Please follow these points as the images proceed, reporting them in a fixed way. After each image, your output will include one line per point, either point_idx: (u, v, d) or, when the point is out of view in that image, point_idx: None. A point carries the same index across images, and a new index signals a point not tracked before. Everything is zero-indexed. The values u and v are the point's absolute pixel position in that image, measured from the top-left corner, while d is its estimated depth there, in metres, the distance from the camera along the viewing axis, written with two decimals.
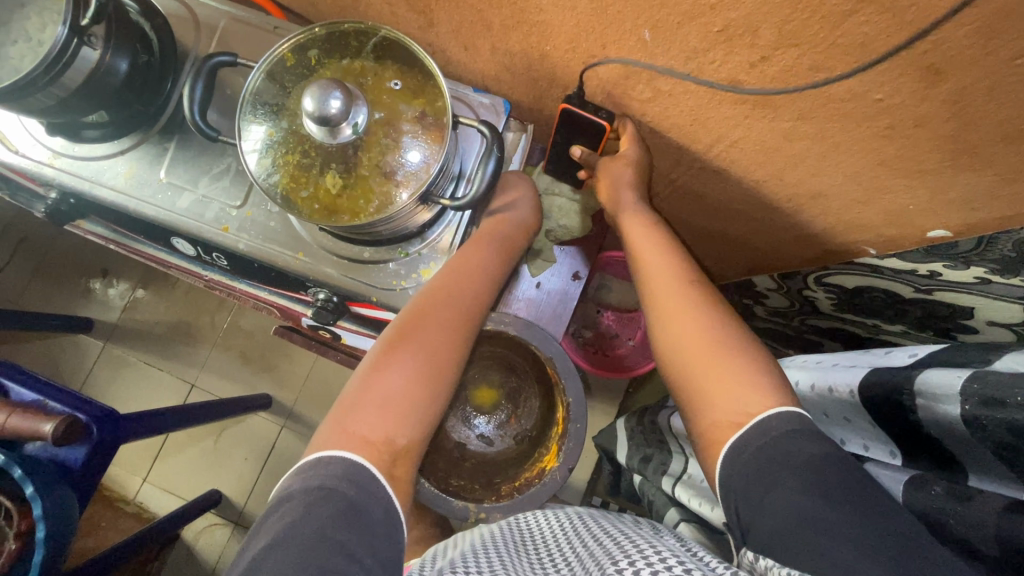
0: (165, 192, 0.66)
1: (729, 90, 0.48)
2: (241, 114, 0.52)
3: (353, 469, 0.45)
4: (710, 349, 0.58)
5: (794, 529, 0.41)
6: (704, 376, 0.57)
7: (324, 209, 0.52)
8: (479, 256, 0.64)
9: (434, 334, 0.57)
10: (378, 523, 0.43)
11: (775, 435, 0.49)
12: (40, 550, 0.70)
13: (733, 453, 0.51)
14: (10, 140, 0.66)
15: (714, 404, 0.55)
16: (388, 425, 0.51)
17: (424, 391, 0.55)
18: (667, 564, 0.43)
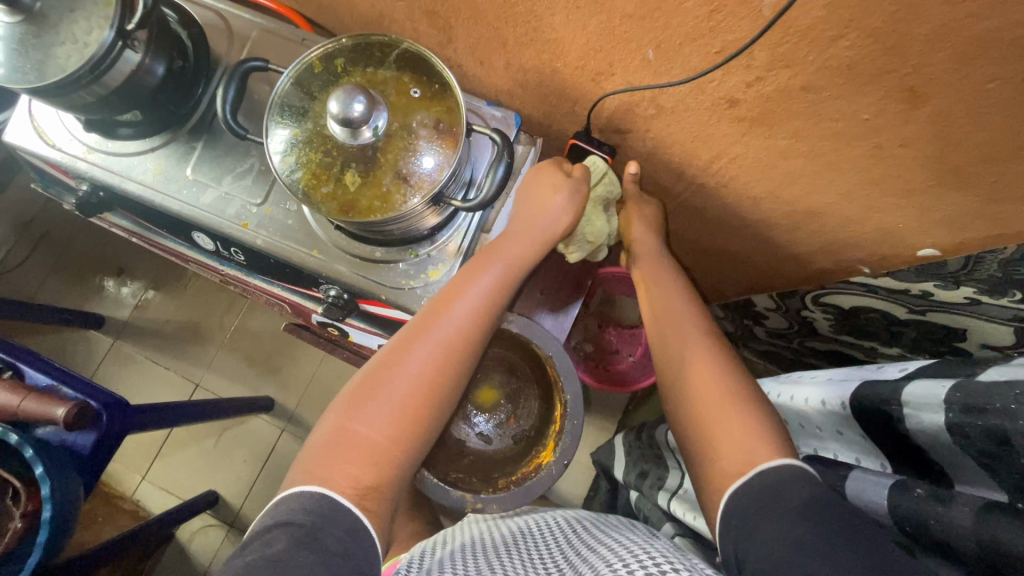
0: (190, 188, 0.69)
1: (727, 109, 0.52)
2: (270, 116, 0.55)
3: (312, 503, 0.50)
4: (722, 399, 0.60)
5: (782, 551, 0.43)
6: (712, 422, 0.60)
7: (341, 205, 0.54)
8: (468, 285, 0.63)
9: (410, 376, 0.59)
10: (336, 542, 0.47)
11: (776, 483, 0.50)
12: (46, 530, 0.71)
13: (736, 495, 0.53)
14: (49, 135, 0.70)
15: (719, 450, 0.57)
16: (357, 465, 0.54)
17: (395, 435, 0.57)
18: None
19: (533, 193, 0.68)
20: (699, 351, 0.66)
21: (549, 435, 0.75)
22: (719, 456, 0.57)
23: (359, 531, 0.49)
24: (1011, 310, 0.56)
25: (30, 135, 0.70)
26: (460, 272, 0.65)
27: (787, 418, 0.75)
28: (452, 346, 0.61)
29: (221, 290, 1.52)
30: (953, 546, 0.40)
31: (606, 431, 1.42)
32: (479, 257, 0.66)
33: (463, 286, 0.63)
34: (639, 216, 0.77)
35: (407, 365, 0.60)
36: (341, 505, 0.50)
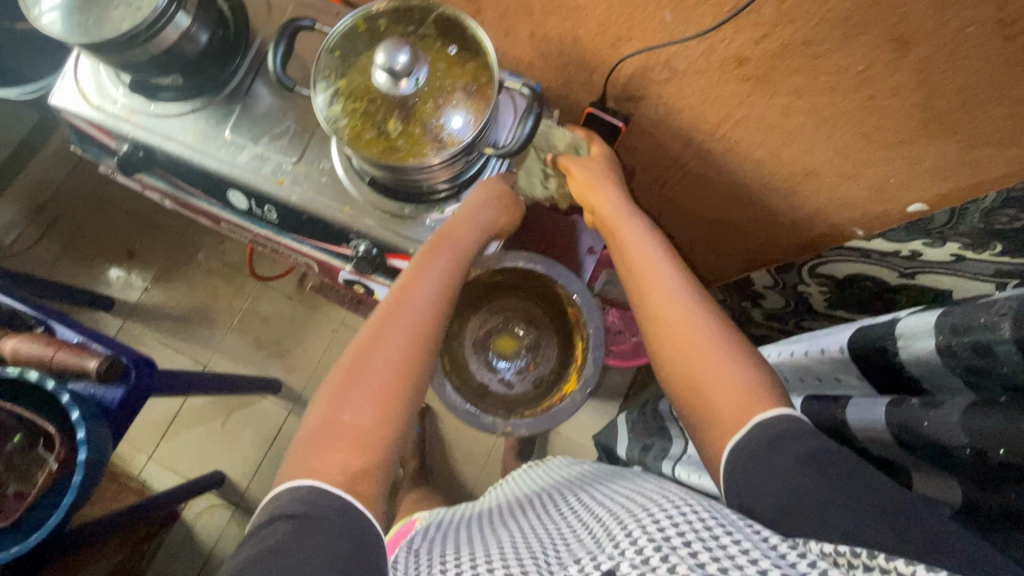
0: (227, 147, 0.73)
1: (736, 68, 0.57)
2: (317, 69, 0.59)
3: (307, 492, 0.50)
4: (713, 359, 0.59)
5: (791, 502, 0.45)
6: (704, 386, 0.58)
7: (384, 152, 0.58)
8: (423, 275, 0.66)
9: (386, 362, 0.59)
10: (329, 528, 0.48)
11: (777, 436, 0.50)
12: (80, 472, 0.71)
13: (739, 446, 0.53)
14: (94, 98, 0.74)
15: (715, 414, 0.56)
16: (347, 452, 0.54)
17: (380, 417, 0.57)
18: (686, 542, 0.44)
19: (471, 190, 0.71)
20: (677, 312, 0.63)
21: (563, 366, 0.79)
22: (713, 426, 0.56)
23: (354, 513, 0.50)
24: (989, 265, 0.61)
25: (76, 97, 0.74)
26: (415, 264, 0.67)
27: (785, 374, 0.80)
28: (422, 330, 0.63)
29: (230, 274, 1.54)
30: (945, 444, 0.45)
31: (608, 414, 1.46)
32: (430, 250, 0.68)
33: (419, 274, 0.66)
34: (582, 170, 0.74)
35: (381, 353, 0.60)
36: (333, 492, 0.51)
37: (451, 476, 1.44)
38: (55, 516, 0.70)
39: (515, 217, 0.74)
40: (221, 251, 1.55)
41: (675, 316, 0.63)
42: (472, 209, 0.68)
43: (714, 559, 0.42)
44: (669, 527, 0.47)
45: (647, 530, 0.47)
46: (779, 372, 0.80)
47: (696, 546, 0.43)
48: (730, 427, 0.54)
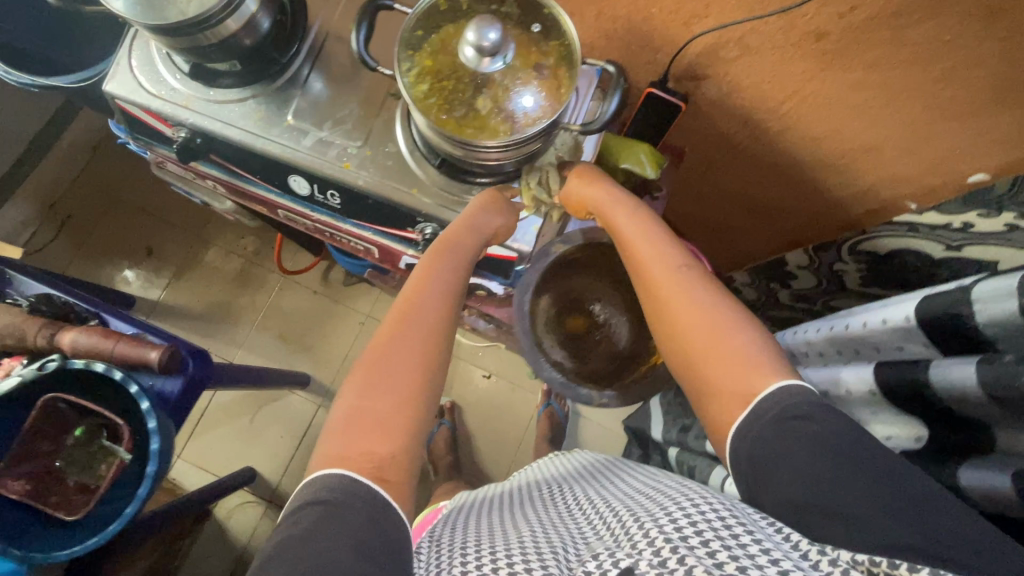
0: (290, 132, 0.73)
1: (813, 43, 0.59)
2: (402, 45, 0.59)
3: (332, 479, 0.51)
4: (718, 336, 0.60)
5: (820, 487, 0.46)
6: (708, 363, 0.60)
7: (471, 131, 0.58)
8: (429, 280, 0.66)
9: (399, 361, 0.61)
10: (356, 516, 0.48)
11: (778, 415, 0.52)
12: (154, 463, 0.70)
13: (746, 428, 0.54)
14: (153, 86, 0.73)
15: (715, 391, 0.58)
16: (369, 440, 0.55)
17: (401, 409, 0.58)
18: (701, 535, 0.44)
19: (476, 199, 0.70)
20: (677, 302, 0.64)
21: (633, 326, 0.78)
22: (712, 401, 0.59)
23: (380, 504, 0.50)
24: None
25: (132, 86, 0.73)
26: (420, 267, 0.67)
27: (839, 347, 0.82)
28: (432, 331, 0.64)
29: (252, 269, 1.52)
30: None
31: None
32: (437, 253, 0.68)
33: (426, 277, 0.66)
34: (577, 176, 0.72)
35: (397, 349, 0.61)
36: (361, 482, 0.51)
37: (483, 466, 1.44)
38: (132, 505, 0.69)
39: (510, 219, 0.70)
40: (243, 246, 1.52)
41: (677, 306, 0.64)
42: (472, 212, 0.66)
43: (729, 555, 0.41)
44: (682, 519, 0.47)
45: (659, 521, 0.47)
46: (834, 346, 0.82)
47: (711, 539, 0.43)
48: (737, 405, 0.56)
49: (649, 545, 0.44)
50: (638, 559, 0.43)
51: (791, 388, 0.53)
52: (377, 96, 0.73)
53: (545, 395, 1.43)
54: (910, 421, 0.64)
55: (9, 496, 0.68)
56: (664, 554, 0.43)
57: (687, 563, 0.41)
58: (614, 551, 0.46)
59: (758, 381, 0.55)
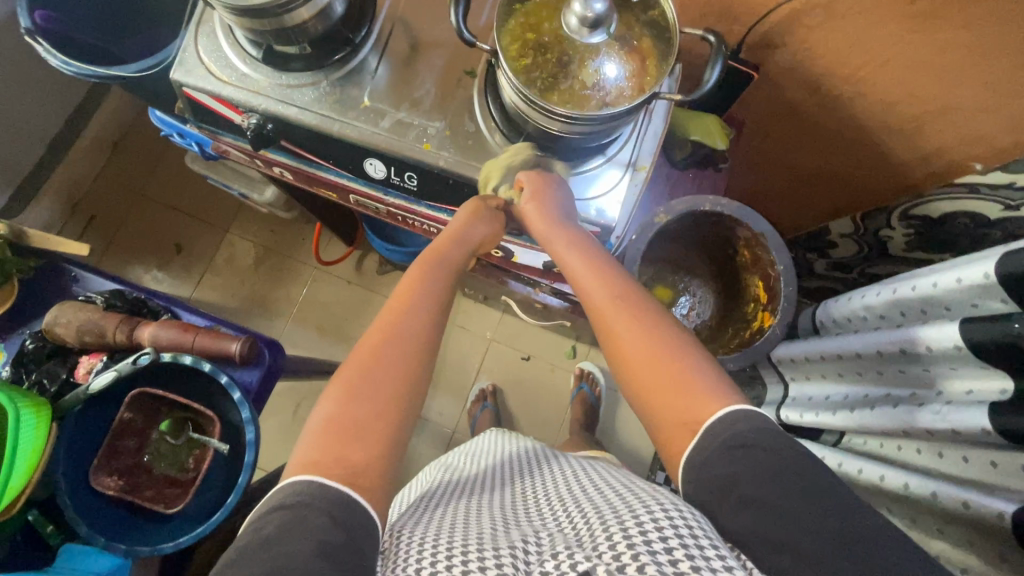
0: (367, 115, 0.72)
1: (905, 5, 0.60)
2: (502, 19, 0.59)
3: (298, 486, 0.49)
4: (660, 364, 0.56)
5: (788, 488, 0.45)
6: (653, 391, 0.55)
7: (567, 102, 0.58)
8: (416, 288, 0.65)
9: (383, 377, 0.57)
10: (313, 520, 0.46)
11: (726, 441, 0.49)
12: (253, 450, 0.71)
13: (691, 457, 0.51)
14: (223, 73, 0.72)
15: (657, 417, 0.55)
16: (334, 449, 0.52)
17: (381, 419, 0.56)
18: (663, 540, 0.42)
19: (466, 211, 0.71)
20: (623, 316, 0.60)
21: (752, 266, 0.73)
22: (658, 424, 0.55)
23: (346, 511, 0.48)
24: None
25: (201, 73, 0.72)
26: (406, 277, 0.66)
27: (903, 310, 0.82)
28: (418, 341, 0.61)
29: (285, 261, 1.50)
30: None
31: None
32: (423, 262, 0.68)
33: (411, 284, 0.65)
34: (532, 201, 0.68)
35: (377, 366, 0.58)
36: (326, 487, 0.48)
37: None
38: (235, 495, 0.69)
39: (493, 228, 0.72)
40: (274, 238, 1.51)
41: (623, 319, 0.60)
42: (460, 226, 0.68)
43: (691, 565, 0.40)
44: (645, 518, 0.45)
45: (619, 526, 0.45)
46: (897, 308, 0.82)
47: (674, 547, 0.42)
48: (682, 433, 0.52)
49: (611, 549, 0.43)
50: (597, 563, 0.42)
51: (737, 417, 0.50)
52: (452, 74, 0.73)
53: (579, 377, 1.44)
54: (991, 376, 0.66)
55: (106, 492, 0.69)
56: (624, 560, 0.42)
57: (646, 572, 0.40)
58: (576, 553, 0.44)
59: (703, 410, 0.52)
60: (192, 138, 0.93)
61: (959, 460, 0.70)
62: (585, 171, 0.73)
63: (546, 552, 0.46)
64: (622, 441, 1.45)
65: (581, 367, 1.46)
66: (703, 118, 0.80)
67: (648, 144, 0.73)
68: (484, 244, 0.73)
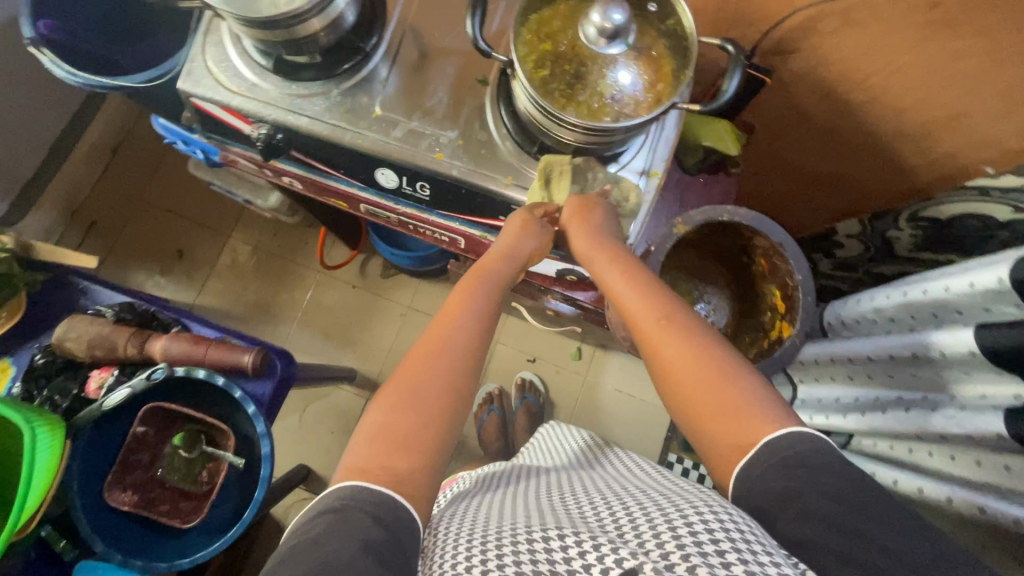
0: (379, 124, 0.71)
1: (924, 12, 0.60)
2: (517, 30, 0.58)
3: (344, 490, 0.49)
4: (717, 382, 0.54)
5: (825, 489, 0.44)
6: (706, 409, 0.54)
7: (585, 114, 0.57)
8: (464, 303, 0.64)
9: (429, 393, 0.57)
10: (361, 520, 0.47)
11: (783, 458, 0.48)
12: (267, 465, 0.70)
13: (743, 474, 0.50)
14: (231, 83, 0.71)
15: (708, 438, 0.54)
16: (380, 455, 0.52)
17: (426, 433, 0.55)
18: (714, 540, 0.43)
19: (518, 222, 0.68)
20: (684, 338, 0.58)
21: (771, 273, 0.71)
22: (711, 444, 0.54)
23: (388, 513, 0.48)
24: None
25: (210, 83, 0.71)
26: (455, 292, 0.65)
27: (914, 312, 0.81)
28: (461, 359, 0.60)
29: (288, 265, 1.49)
30: None
31: None
32: (472, 275, 0.67)
33: (459, 299, 0.64)
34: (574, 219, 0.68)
35: (423, 383, 0.57)
36: (371, 489, 0.49)
37: None
38: (251, 510, 0.69)
39: (544, 242, 0.69)
40: (277, 242, 1.50)
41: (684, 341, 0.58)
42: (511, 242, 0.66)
43: (744, 568, 0.40)
44: (695, 519, 0.45)
45: (670, 526, 0.45)
46: (909, 311, 0.82)
47: (726, 549, 0.42)
48: (733, 455, 0.51)
49: (659, 546, 0.43)
50: (643, 561, 0.42)
51: (794, 437, 0.49)
52: (465, 81, 0.72)
53: (518, 389, 1.44)
54: (1004, 382, 0.66)
55: (120, 506, 0.68)
56: (673, 558, 0.42)
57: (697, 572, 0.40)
58: (619, 548, 0.44)
59: (759, 430, 0.50)
60: (197, 146, 0.92)
61: (972, 464, 0.70)
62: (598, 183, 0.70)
63: (587, 545, 0.45)
64: (629, 443, 1.44)
65: (519, 378, 1.46)
66: (712, 125, 0.80)
67: (662, 151, 0.72)
68: (535, 258, 0.71)
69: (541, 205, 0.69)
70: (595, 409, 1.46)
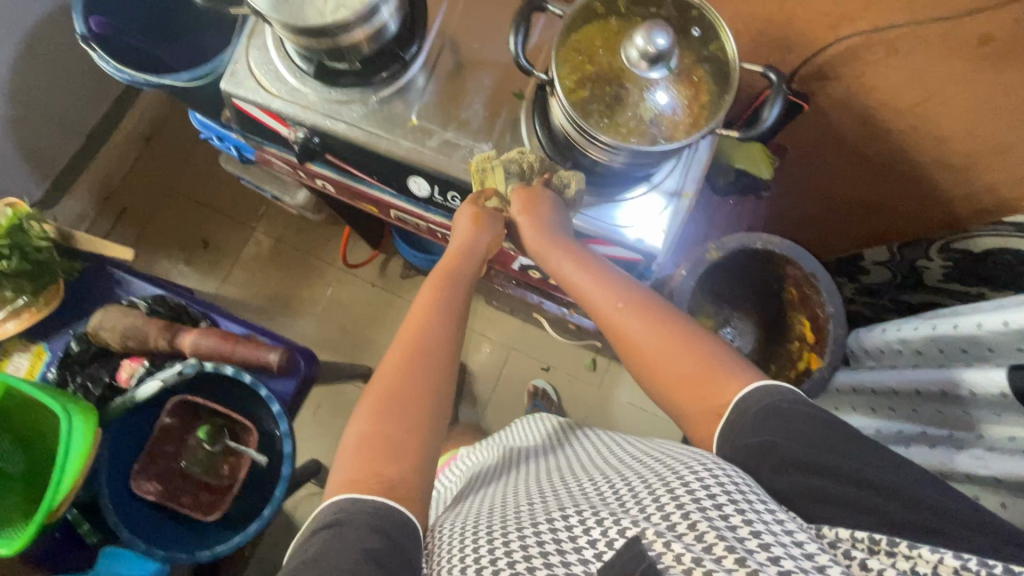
0: (415, 133, 0.72)
1: (973, 47, 0.60)
2: (559, 47, 0.59)
3: (337, 509, 0.50)
4: (683, 357, 0.59)
5: (807, 445, 0.48)
6: (682, 385, 0.59)
7: (622, 135, 0.58)
8: (439, 308, 0.64)
9: (418, 389, 0.58)
10: (358, 531, 0.48)
11: (756, 409, 0.53)
12: (288, 463, 0.72)
13: (724, 438, 0.54)
14: (273, 86, 0.72)
15: (681, 404, 0.59)
16: (377, 463, 0.53)
17: (415, 432, 0.56)
18: (712, 499, 0.44)
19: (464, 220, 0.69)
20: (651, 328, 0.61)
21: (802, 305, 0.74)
22: (688, 412, 0.58)
23: (387, 517, 0.50)
24: None
25: (251, 85, 0.72)
26: (420, 298, 0.65)
27: (941, 346, 0.80)
28: (446, 355, 0.61)
29: (309, 260, 1.51)
30: None
31: None
32: (435, 279, 0.67)
33: (428, 302, 0.65)
34: (526, 213, 0.68)
35: (410, 382, 0.58)
36: (366, 500, 0.50)
37: None
38: (270, 508, 0.70)
39: (499, 231, 0.70)
40: (299, 238, 1.52)
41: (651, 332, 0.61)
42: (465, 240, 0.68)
43: (744, 520, 0.42)
44: (690, 482, 0.47)
45: (658, 496, 0.47)
46: (935, 345, 0.80)
47: (724, 503, 0.44)
48: (711, 421, 0.56)
49: (660, 512, 0.45)
50: (645, 527, 0.43)
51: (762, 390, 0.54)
52: (501, 95, 0.72)
53: (531, 397, 1.42)
54: None
55: (144, 495, 0.70)
56: (674, 519, 0.44)
57: (700, 529, 0.42)
58: (621, 517, 0.46)
59: (730, 392, 0.55)
60: (231, 141, 0.94)
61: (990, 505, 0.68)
62: (623, 199, 0.71)
63: (590, 521, 0.47)
64: None
65: (532, 385, 1.45)
66: (746, 148, 0.79)
67: (692, 173, 0.73)
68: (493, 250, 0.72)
69: (486, 191, 0.70)
70: (607, 420, 1.46)
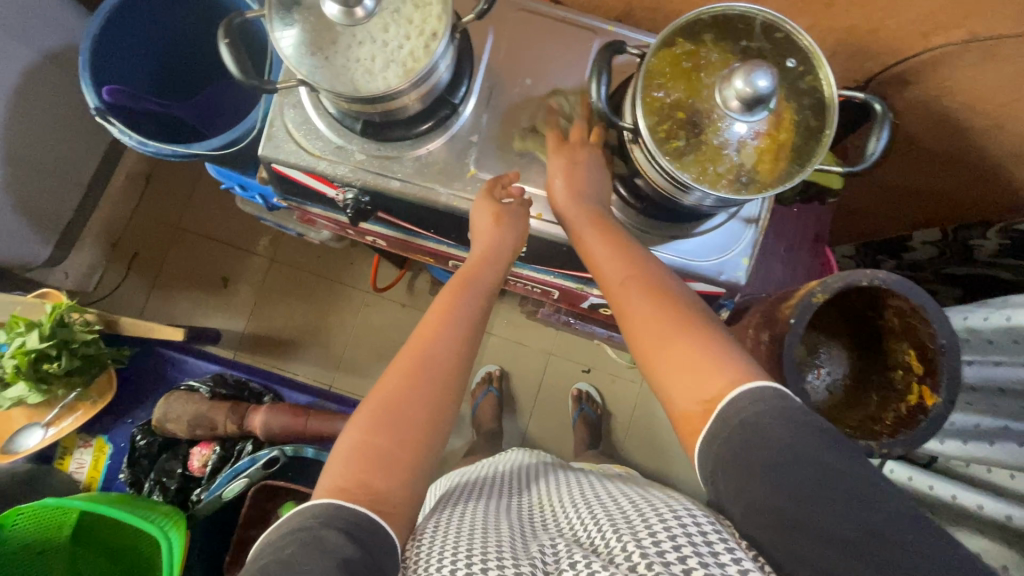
0: (476, 184, 0.67)
1: None
2: (644, 91, 0.54)
3: (322, 510, 0.48)
4: (672, 340, 0.53)
5: (804, 491, 0.43)
6: (674, 366, 0.52)
7: (713, 180, 0.54)
8: (450, 312, 0.60)
9: (409, 398, 0.55)
10: (333, 539, 0.46)
11: (748, 410, 0.46)
12: None
13: (706, 439, 0.48)
14: (315, 147, 0.67)
15: (666, 389, 0.52)
16: (348, 467, 0.52)
17: (397, 443, 0.53)
18: (676, 548, 0.46)
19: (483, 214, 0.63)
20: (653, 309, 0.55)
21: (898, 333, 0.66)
22: (672, 400, 0.52)
23: (363, 525, 0.48)
24: None
25: (291, 148, 0.67)
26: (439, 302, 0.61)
27: (1018, 338, 0.77)
28: (445, 369, 0.58)
29: (334, 288, 1.47)
30: None
31: None
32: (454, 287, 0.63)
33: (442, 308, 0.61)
34: (563, 176, 0.62)
35: (402, 392, 0.56)
36: (348, 507, 0.48)
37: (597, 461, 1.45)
38: None
39: (519, 234, 0.64)
40: (321, 265, 1.47)
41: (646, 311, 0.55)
42: (486, 242, 0.63)
43: (701, 566, 0.44)
44: (663, 532, 0.48)
45: (627, 542, 0.48)
46: (1012, 337, 0.78)
47: (688, 555, 0.45)
48: (698, 418, 0.49)
49: (627, 560, 0.46)
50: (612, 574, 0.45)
51: (759, 392, 0.46)
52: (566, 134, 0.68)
53: (576, 400, 1.43)
54: None
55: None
56: (639, 568, 0.45)
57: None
58: (593, 562, 0.48)
59: (722, 388, 0.48)
60: (255, 190, 0.88)
61: None
62: (704, 231, 0.68)
63: (564, 561, 0.49)
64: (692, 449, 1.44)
65: (576, 389, 1.45)
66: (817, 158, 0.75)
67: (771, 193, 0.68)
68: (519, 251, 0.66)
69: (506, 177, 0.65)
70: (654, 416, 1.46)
